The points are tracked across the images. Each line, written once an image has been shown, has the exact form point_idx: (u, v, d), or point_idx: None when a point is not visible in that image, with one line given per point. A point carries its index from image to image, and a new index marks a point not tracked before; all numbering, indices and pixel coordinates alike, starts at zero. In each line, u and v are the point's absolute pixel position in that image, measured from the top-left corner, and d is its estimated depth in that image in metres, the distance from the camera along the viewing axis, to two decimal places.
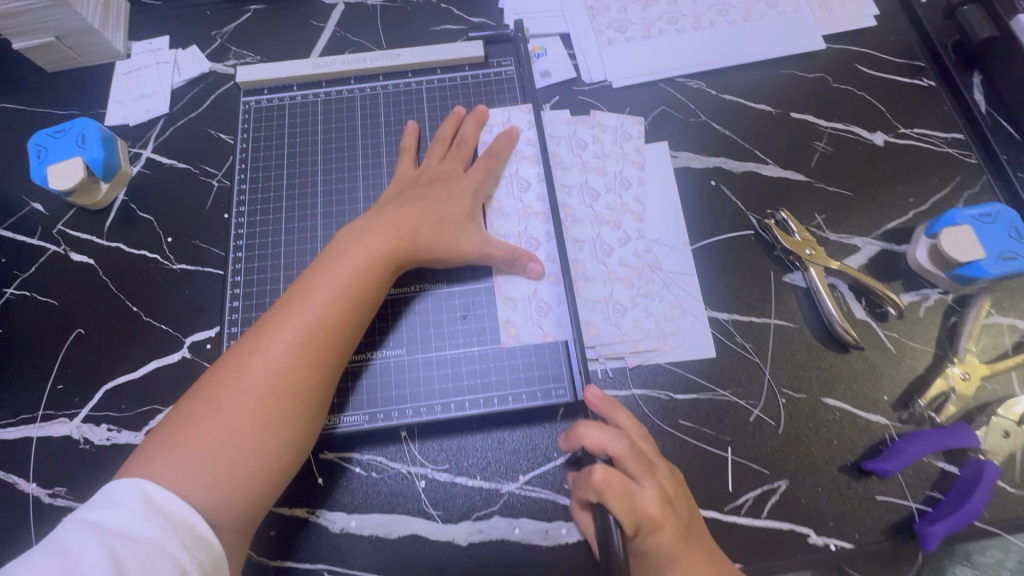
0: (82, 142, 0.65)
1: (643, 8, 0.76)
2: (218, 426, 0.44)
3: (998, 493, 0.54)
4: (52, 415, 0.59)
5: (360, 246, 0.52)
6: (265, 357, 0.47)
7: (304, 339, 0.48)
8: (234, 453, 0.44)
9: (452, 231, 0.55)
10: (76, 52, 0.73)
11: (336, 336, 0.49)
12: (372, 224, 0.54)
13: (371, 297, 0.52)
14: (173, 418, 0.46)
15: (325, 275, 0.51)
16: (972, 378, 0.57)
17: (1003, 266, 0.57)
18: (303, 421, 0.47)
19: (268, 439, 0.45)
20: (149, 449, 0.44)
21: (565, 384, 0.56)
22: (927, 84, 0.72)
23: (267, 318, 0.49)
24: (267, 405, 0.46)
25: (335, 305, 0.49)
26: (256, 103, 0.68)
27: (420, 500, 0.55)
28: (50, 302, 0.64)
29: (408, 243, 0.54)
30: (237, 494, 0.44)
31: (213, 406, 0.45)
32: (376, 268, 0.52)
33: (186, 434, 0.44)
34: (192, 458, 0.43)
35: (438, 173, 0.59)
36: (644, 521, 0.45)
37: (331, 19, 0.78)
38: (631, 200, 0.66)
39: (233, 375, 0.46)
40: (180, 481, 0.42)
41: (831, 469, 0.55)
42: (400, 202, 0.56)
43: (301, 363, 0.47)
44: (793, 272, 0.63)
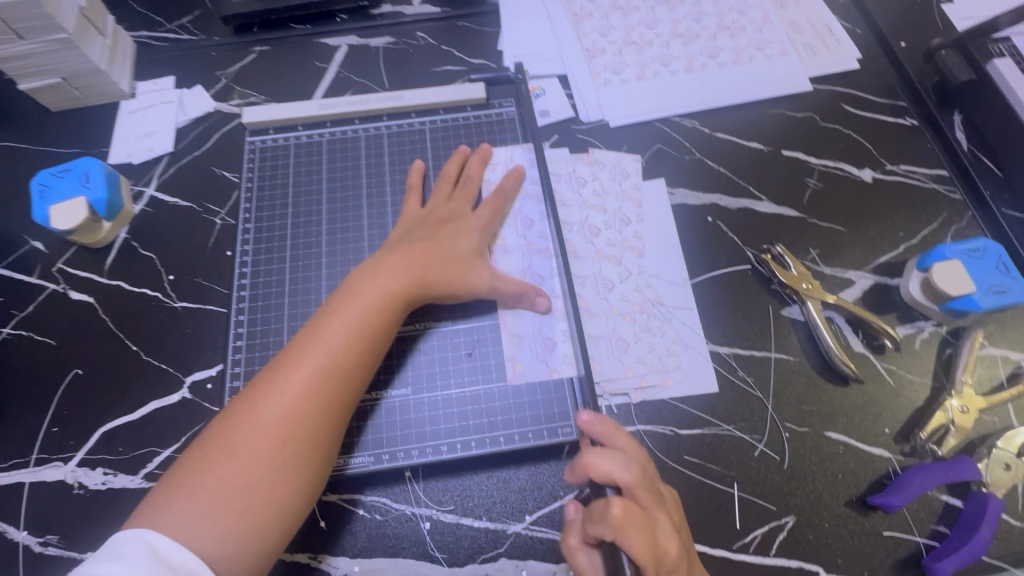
0: (86, 182, 0.65)
1: (637, 50, 0.79)
2: (234, 471, 0.45)
3: (1002, 527, 0.54)
4: (46, 458, 0.57)
5: (372, 285, 0.53)
6: (279, 401, 0.47)
7: (317, 381, 0.48)
8: (249, 499, 0.44)
9: (460, 270, 0.56)
10: (81, 92, 0.74)
11: (350, 377, 0.49)
12: (382, 263, 0.54)
13: (382, 336, 0.52)
14: (187, 464, 0.46)
15: (338, 316, 0.51)
16: (970, 411, 0.57)
17: (993, 299, 0.59)
18: (317, 464, 0.47)
19: (281, 484, 0.45)
20: (165, 497, 0.44)
21: (571, 422, 0.56)
22: (910, 123, 0.75)
23: (279, 360, 0.49)
24: (281, 451, 0.46)
25: (348, 346, 0.50)
26: (262, 142, 0.69)
27: (426, 543, 0.54)
28: (47, 341, 0.63)
29: (418, 282, 0.54)
30: (252, 540, 0.44)
31: (227, 452, 0.45)
32: (387, 307, 0.52)
33: (201, 481, 0.44)
34: (207, 506, 0.43)
35: (445, 211, 0.60)
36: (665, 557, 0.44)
37: (335, 60, 0.80)
38: (631, 236, 0.67)
39: (247, 419, 0.46)
40: (195, 532, 0.43)
41: (837, 504, 0.55)
42: (409, 242, 0.57)
43: (314, 407, 0.47)
44: (791, 305, 0.64)
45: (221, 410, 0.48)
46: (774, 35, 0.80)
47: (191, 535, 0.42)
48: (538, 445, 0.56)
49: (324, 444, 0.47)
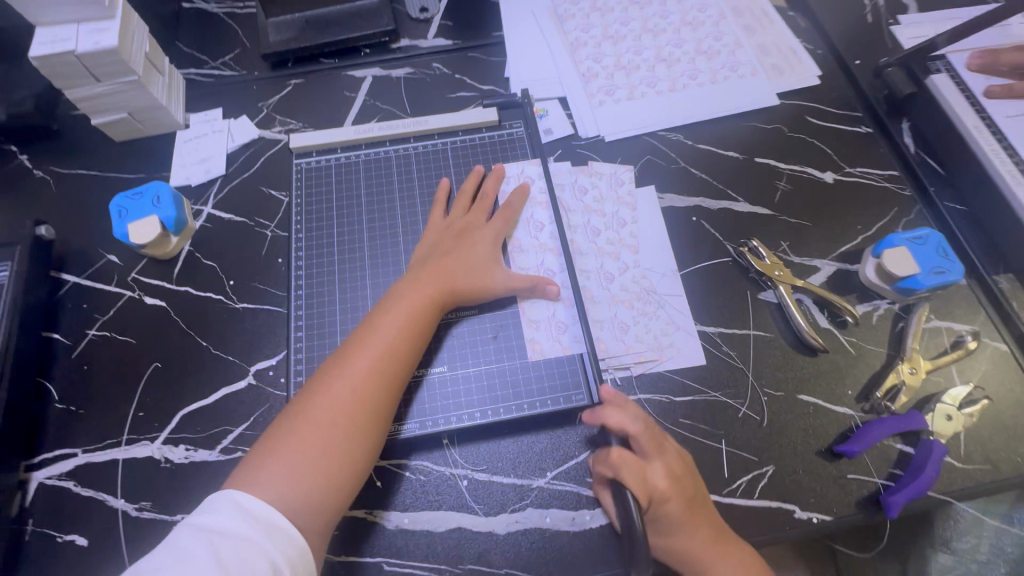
0: (157, 203, 0.76)
1: (626, 74, 0.90)
2: (312, 437, 0.54)
3: (946, 467, 0.65)
4: (135, 438, 0.67)
5: (417, 288, 0.63)
6: (348, 380, 0.57)
7: (378, 367, 0.58)
8: (325, 459, 0.54)
9: (484, 275, 0.67)
10: (143, 125, 0.85)
11: (403, 360, 0.60)
12: (424, 269, 0.65)
13: (427, 330, 0.62)
14: (271, 437, 0.55)
15: (391, 311, 0.62)
16: (917, 372, 0.68)
17: (935, 278, 0.70)
18: (377, 436, 0.57)
19: (351, 447, 0.55)
20: (256, 459, 0.53)
21: (582, 390, 0.66)
22: (865, 131, 0.87)
23: (345, 348, 0.60)
24: (351, 423, 0.56)
25: (401, 337, 0.60)
26: (306, 164, 0.80)
27: (463, 497, 0.64)
28: (128, 340, 0.73)
29: (453, 283, 0.65)
30: (327, 497, 0.53)
31: (306, 422, 0.55)
32: (430, 306, 0.63)
33: (285, 449, 0.54)
34: (292, 464, 0.53)
35: (468, 224, 0.71)
36: (654, 490, 0.57)
37: (362, 89, 0.92)
38: (627, 235, 0.78)
39: (320, 396, 0.56)
40: (284, 485, 0.52)
41: (809, 454, 0.66)
42: (441, 249, 0.67)
43: (376, 387, 0.57)
44: (766, 290, 0.75)
45: (298, 391, 0.59)
46: (745, 58, 0.92)
47: (279, 491, 0.51)
48: (555, 412, 0.66)
49: (383, 419, 0.57)
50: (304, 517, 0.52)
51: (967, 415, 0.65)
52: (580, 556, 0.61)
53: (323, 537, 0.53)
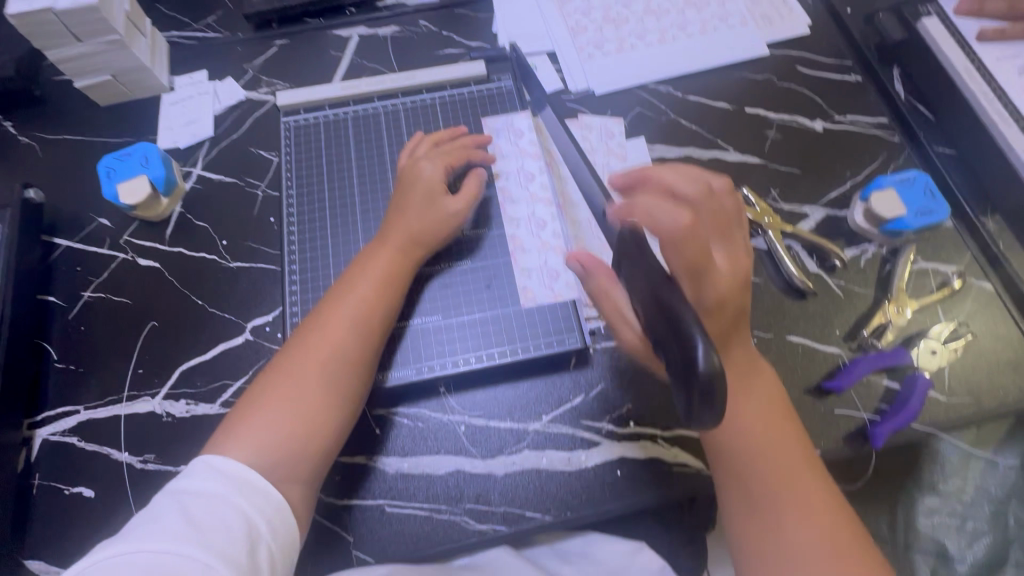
0: (146, 163, 0.75)
1: (616, 27, 0.89)
2: (289, 388, 0.55)
3: (932, 401, 0.66)
4: (136, 395, 0.68)
5: (386, 245, 0.64)
6: (320, 332, 0.58)
7: (353, 324, 0.59)
8: (303, 407, 0.55)
9: (438, 212, 0.66)
10: (127, 88, 0.84)
11: (376, 309, 0.60)
12: (393, 225, 0.65)
13: (401, 287, 0.63)
14: (250, 397, 0.56)
15: (362, 266, 0.63)
16: (904, 311, 0.70)
17: (922, 219, 0.71)
18: (357, 390, 0.58)
19: (328, 394, 0.56)
20: (238, 412, 0.55)
21: (576, 334, 0.67)
22: (856, 79, 0.86)
23: (320, 304, 0.61)
24: (329, 379, 0.56)
25: (375, 294, 0.61)
26: (294, 122, 0.80)
27: (461, 442, 0.65)
28: (124, 301, 0.73)
29: (421, 238, 0.64)
30: (310, 449, 0.55)
31: (283, 374, 0.56)
32: (403, 264, 0.63)
33: (265, 407, 0.54)
34: (271, 414, 0.54)
35: (412, 171, 0.68)
36: (704, 278, 0.48)
37: (348, 49, 0.91)
38: None
39: (296, 350, 0.58)
40: (264, 433, 0.53)
41: (798, 392, 0.67)
42: (401, 202, 0.67)
43: (352, 344, 0.58)
44: (756, 236, 0.75)
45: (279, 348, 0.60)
46: (735, 8, 0.91)
47: (259, 440, 0.53)
48: (549, 358, 0.67)
49: (361, 374, 0.58)
50: (286, 462, 0.53)
51: (952, 349, 0.67)
52: (576, 494, 0.63)
53: (311, 486, 0.55)
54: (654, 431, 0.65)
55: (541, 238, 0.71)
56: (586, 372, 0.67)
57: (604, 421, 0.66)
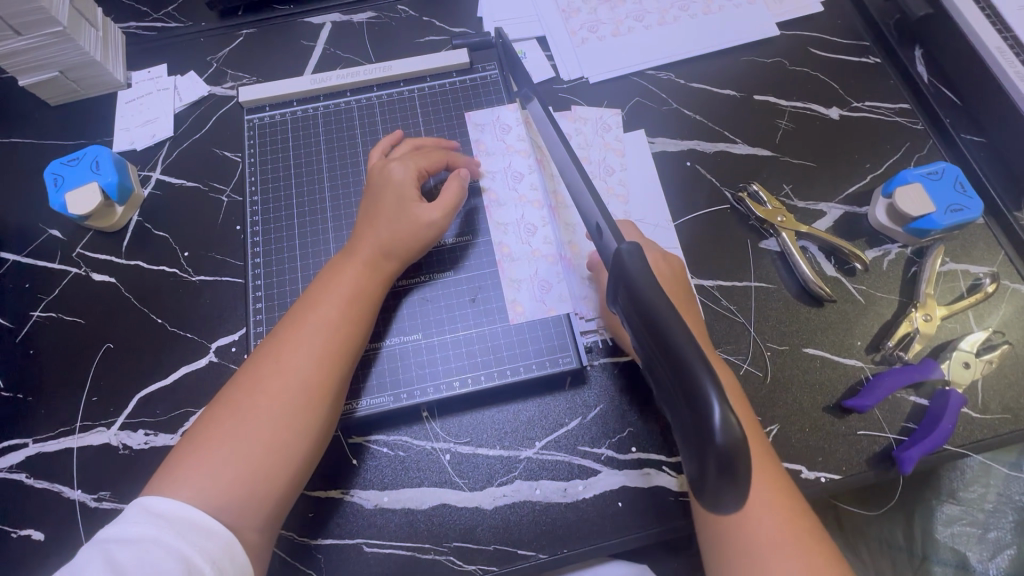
0: (97, 169, 0.68)
1: (611, 8, 0.82)
2: (237, 424, 0.50)
3: (963, 418, 0.61)
4: (90, 425, 0.62)
5: (354, 259, 0.57)
6: (276, 360, 0.52)
7: (312, 350, 0.53)
8: (253, 447, 0.49)
9: (413, 221, 0.59)
10: (79, 85, 0.77)
11: (340, 332, 0.54)
12: (361, 236, 0.58)
13: (370, 306, 0.56)
14: (196, 433, 0.50)
15: (326, 283, 0.56)
16: (933, 319, 0.63)
17: (953, 217, 0.64)
18: (319, 425, 0.52)
19: (283, 432, 0.50)
20: (182, 451, 0.49)
21: (571, 351, 0.61)
22: (874, 62, 0.79)
23: (279, 326, 0.55)
24: (285, 414, 0.50)
25: (340, 316, 0.54)
26: (260, 120, 0.73)
27: (446, 472, 0.59)
28: (77, 321, 0.67)
29: (393, 250, 0.58)
30: (261, 493, 0.49)
31: (232, 408, 0.50)
32: (372, 280, 0.57)
33: (212, 445, 0.49)
34: (216, 456, 0.48)
35: (382, 174, 0.61)
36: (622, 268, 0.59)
37: (320, 38, 0.83)
38: (615, 183, 0.72)
39: (249, 379, 0.52)
40: (207, 478, 0.47)
41: (817, 410, 0.61)
42: (370, 210, 0.60)
43: (312, 373, 0.52)
44: (768, 238, 0.69)
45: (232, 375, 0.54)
46: None
47: (201, 485, 0.47)
48: (541, 379, 0.61)
49: (323, 407, 0.52)
50: (232, 509, 0.47)
51: (986, 362, 0.61)
52: (573, 529, 0.57)
53: (265, 533, 0.49)
54: (659, 458, 0.59)
55: (534, 245, 0.64)
56: (583, 392, 0.61)
57: (603, 446, 0.60)
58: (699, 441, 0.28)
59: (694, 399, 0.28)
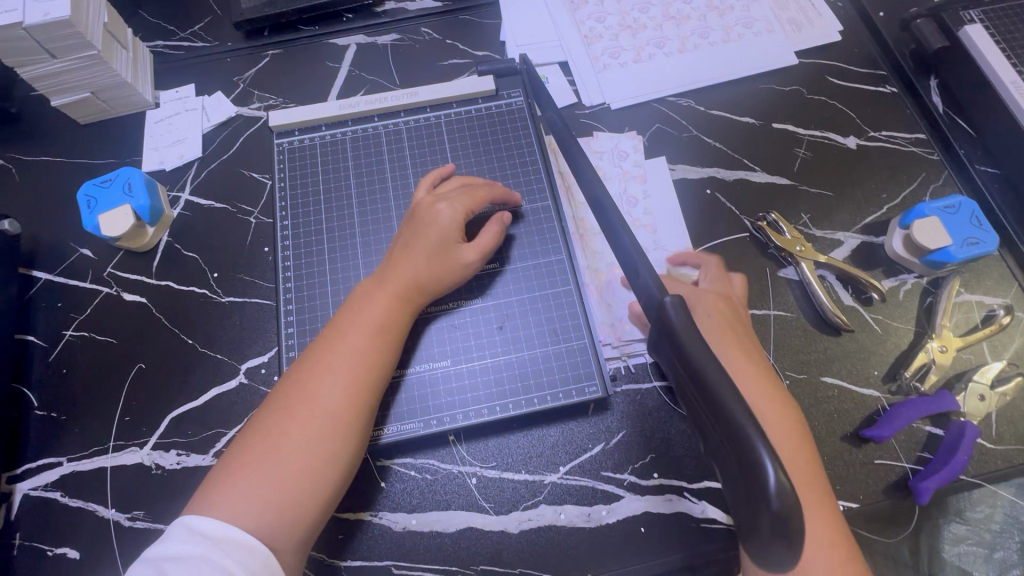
0: (129, 191, 0.70)
1: (632, 34, 0.83)
2: (267, 451, 0.51)
3: (978, 449, 0.62)
4: (123, 445, 0.63)
5: (383, 288, 0.59)
6: (306, 388, 0.53)
7: (341, 378, 0.54)
8: (283, 474, 0.50)
9: (452, 267, 0.60)
10: (109, 105, 0.78)
11: (369, 360, 0.55)
12: (395, 268, 0.59)
13: (398, 336, 0.58)
14: (229, 458, 0.52)
15: (355, 312, 0.58)
16: (948, 350, 0.64)
17: (968, 250, 0.65)
18: (346, 454, 0.53)
19: (312, 458, 0.51)
20: (216, 475, 0.51)
21: (596, 381, 0.62)
22: (890, 91, 0.81)
23: (309, 354, 0.56)
24: (314, 442, 0.51)
25: (369, 345, 0.56)
26: (289, 143, 0.74)
27: (472, 495, 0.61)
28: (108, 340, 0.68)
29: (425, 286, 0.59)
30: (290, 520, 0.49)
31: (264, 434, 0.52)
32: (400, 311, 0.58)
33: (244, 470, 0.50)
34: (248, 481, 0.49)
35: (428, 212, 0.61)
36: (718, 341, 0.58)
37: (346, 59, 0.84)
38: (640, 216, 0.73)
39: (280, 407, 0.53)
40: (241, 503, 0.48)
41: (835, 439, 0.63)
42: (405, 242, 0.61)
43: (341, 402, 0.53)
44: (787, 267, 0.70)
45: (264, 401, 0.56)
46: (761, 13, 0.85)
47: (234, 510, 0.48)
48: (567, 405, 0.63)
49: (350, 436, 0.53)
50: (263, 534, 0.48)
51: (1000, 394, 0.62)
52: (597, 553, 0.59)
53: (295, 559, 0.50)
54: (681, 483, 0.60)
55: (557, 273, 0.66)
56: (607, 418, 0.63)
57: (626, 472, 0.61)
58: (753, 502, 0.31)
59: (748, 459, 0.30)
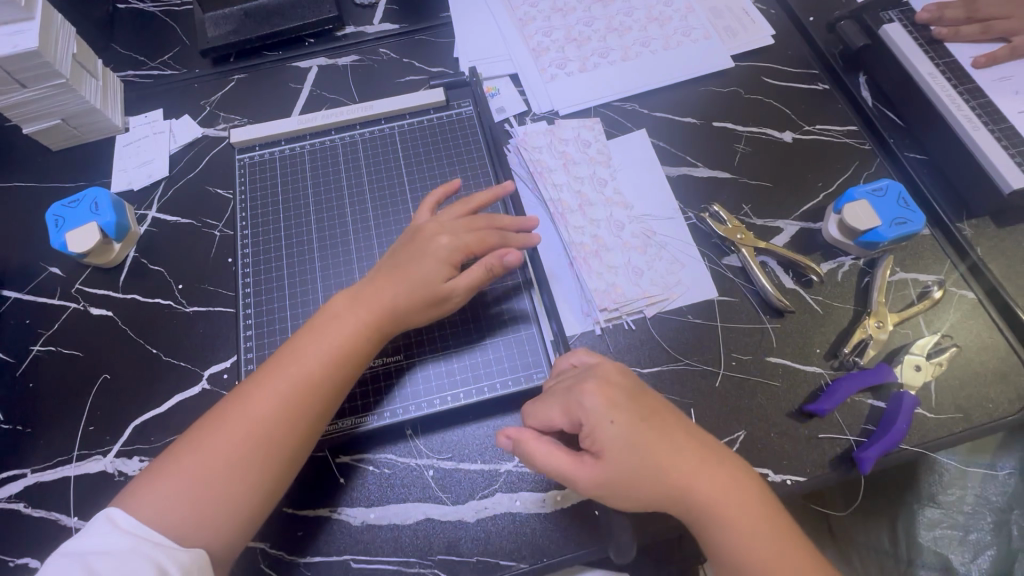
0: (96, 209, 0.73)
1: (578, 46, 0.88)
2: (194, 463, 0.53)
3: (918, 419, 0.64)
4: (87, 454, 0.65)
5: (348, 315, 0.59)
6: (244, 406, 0.55)
7: (279, 401, 0.55)
8: (204, 489, 0.52)
9: (432, 299, 0.61)
10: (79, 131, 0.81)
11: (314, 393, 0.56)
12: (367, 292, 0.60)
13: (353, 364, 0.59)
14: (163, 459, 0.54)
15: (314, 337, 0.58)
16: (884, 325, 0.67)
17: (897, 230, 0.69)
18: (273, 476, 0.54)
19: (236, 478, 0.53)
20: (146, 478, 0.53)
21: (544, 367, 0.65)
22: (822, 88, 0.85)
23: (261, 369, 0.58)
24: (239, 461, 0.53)
25: (319, 373, 0.57)
26: (250, 159, 0.78)
27: (429, 488, 0.62)
28: (74, 353, 0.70)
29: (397, 313, 0.60)
30: (205, 533, 0.51)
31: (196, 444, 0.53)
32: (361, 337, 0.59)
33: (172, 476, 0.52)
34: (169, 491, 0.51)
35: (427, 240, 0.62)
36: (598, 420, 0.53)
37: (308, 80, 0.89)
38: (612, 193, 0.77)
39: (218, 419, 0.55)
40: (162, 510, 0.51)
41: (780, 416, 0.65)
42: (386, 268, 0.62)
43: (274, 426, 0.54)
44: (730, 255, 0.73)
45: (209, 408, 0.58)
46: (697, 22, 0.90)
47: (156, 515, 0.50)
48: (518, 393, 0.65)
49: (275, 464, 0.54)
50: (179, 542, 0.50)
51: (936, 364, 0.65)
52: (553, 539, 0.60)
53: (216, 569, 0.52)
54: None
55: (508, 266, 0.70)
56: None
57: None
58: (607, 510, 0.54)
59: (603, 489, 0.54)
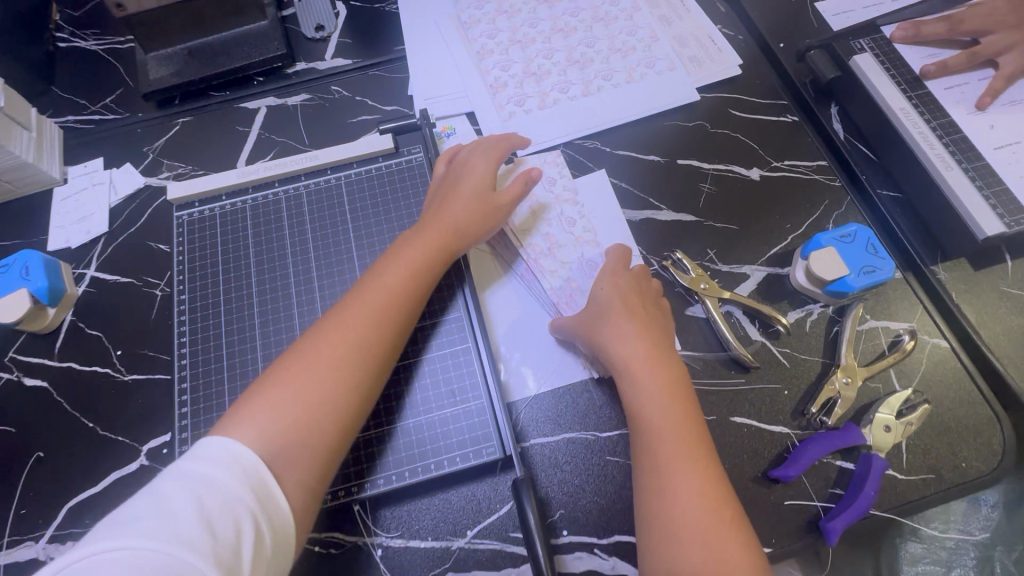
0: (26, 275, 0.69)
1: (537, 81, 0.84)
2: (287, 384, 0.51)
3: (887, 481, 0.62)
4: (19, 539, 0.62)
5: (422, 235, 0.63)
6: (329, 325, 0.55)
7: (372, 311, 0.56)
8: (307, 400, 0.51)
9: (487, 209, 0.67)
10: (13, 185, 0.77)
11: (403, 301, 0.58)
12: (436, 214, 0.65)
13: (431, 273, 0.62)
14: (254, 387, 0.52)
15: (396, 256, 0.61)
16: (854, 381, 0.64)
17: (864, 279, 0.66)
18: (371, 384, 0.54)
19: (337, 386, 0.52)
20: (235, 412, 0.50)
21: (494, 442, 0.61)
22: (791, 120, 0.82)
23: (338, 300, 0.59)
24: (339, 373, 0.53)
25: (404, 284, 0.59)
26: (189, 215, 0.74)
27: (377, 569, 0.59)
28: (7, 429, 0.67)
29: (464, 225, 0.65)
30: (304, 448, 0.49)
31: (290, 366, 0.52)
32: (435, 253, 0.63)
33: (268, 400, 0.50)
34: (269, 412, 0.49)
35: (467, 168, 0.69)
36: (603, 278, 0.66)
37: (255, 123, 0.85)
38: (582, 232, 0.74)
39: (305, 341, 0.54)
40: (260, 435, 0.48)
41: (745, 480, 0.62)
42: (440, 198, 0.67)
43: (369, 335, 0.55)
44: (694, 304, 0.70)
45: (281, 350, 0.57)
46: (661, 52, 0.86)
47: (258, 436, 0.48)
48: (471, 466, 0.61)
49: (372, 370, 0.55)
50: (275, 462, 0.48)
51: (907, 424, 0.62)
52: None
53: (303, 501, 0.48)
54: (590, 540, 0.60)
55: (457, 329, 0.67)
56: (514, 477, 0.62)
57: None
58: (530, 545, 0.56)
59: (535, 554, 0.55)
